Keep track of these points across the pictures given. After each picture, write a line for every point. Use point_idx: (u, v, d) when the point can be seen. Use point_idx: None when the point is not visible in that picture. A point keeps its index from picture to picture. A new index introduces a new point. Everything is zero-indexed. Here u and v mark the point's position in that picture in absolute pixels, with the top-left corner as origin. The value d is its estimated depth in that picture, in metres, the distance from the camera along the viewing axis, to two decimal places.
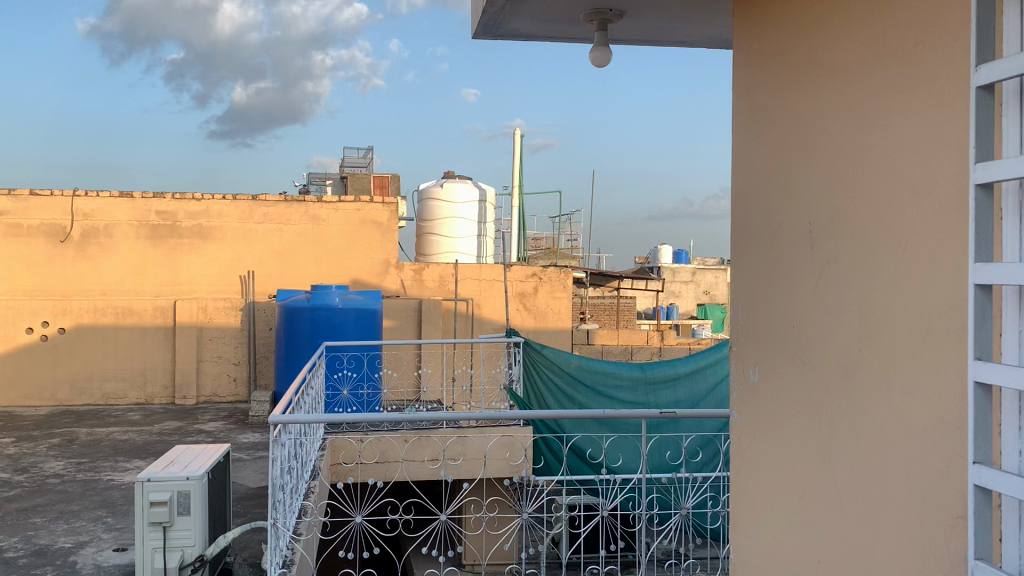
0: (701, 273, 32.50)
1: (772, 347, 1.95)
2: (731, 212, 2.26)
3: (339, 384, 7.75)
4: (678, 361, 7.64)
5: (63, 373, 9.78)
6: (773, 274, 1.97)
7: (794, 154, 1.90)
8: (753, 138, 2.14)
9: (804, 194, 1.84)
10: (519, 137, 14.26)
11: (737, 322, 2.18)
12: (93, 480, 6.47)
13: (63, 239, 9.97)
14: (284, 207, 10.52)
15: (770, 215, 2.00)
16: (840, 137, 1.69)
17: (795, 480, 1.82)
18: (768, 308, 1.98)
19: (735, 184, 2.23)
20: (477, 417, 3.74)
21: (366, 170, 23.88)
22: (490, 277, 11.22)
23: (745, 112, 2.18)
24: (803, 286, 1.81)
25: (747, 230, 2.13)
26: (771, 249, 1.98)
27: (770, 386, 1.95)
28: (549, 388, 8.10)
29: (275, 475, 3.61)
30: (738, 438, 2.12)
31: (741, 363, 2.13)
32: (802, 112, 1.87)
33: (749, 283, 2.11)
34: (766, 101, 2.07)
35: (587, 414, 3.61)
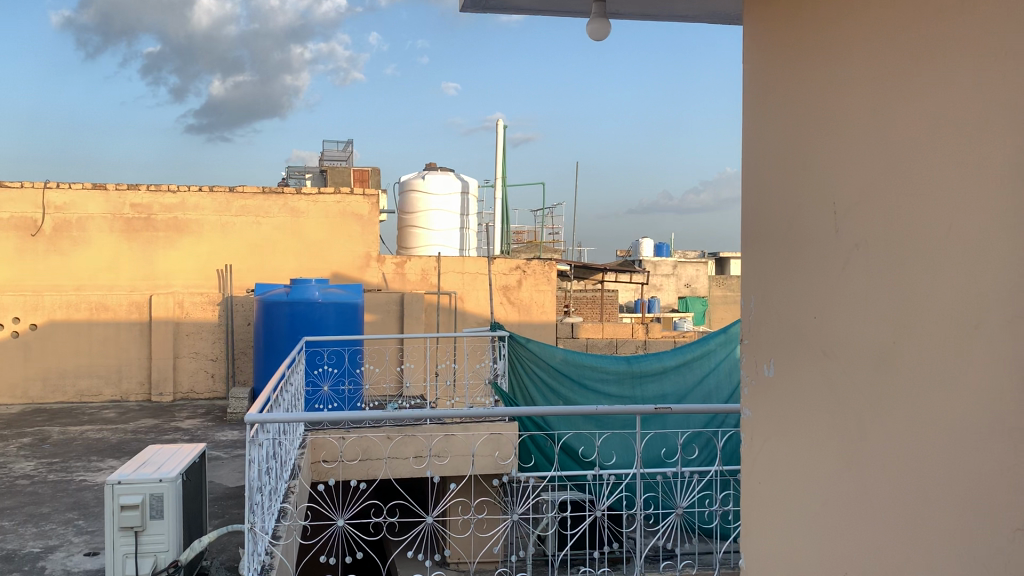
0: (682, 266, 32.49)
1: (789, 340, 1.82)
2: (742, 196, 2.12)
3: (319, 380, 7.56)
4: (663, 354, 7.61)
5: (35, 370, 9.53)
6: (790, 261, 1.83)
7: (813, 132, 1.77)
8: (766, 117, 2.01)
9: (826, 173, 1.71)
10: (501, 128, 14.07)
11: (748, 313, 2.05)
12: (65, 481, 6.27)
13: (34, 233, 9.68)
14: (262, 199, 10.30)
15: (786, 198, 1.87)
16: (869, 112, 1.56)
17: (815, 485, 1.69)
18: (785, 298, 1.85)
19: (747, 166, 2.10)
20: (464, 415, 3.59)
21: (344, 163, 23.61)
22: (473, 271, 11.06)
23: (758, 90, 2.05)
24: (825, 274, 1.68)
25: (760, 215, 2.01)
26: (788, 233, 1.86)
27: (785, 381, 1.82)
28: (534, 382, 7.87)
29: (252, 476, 3.43)
30: (751, 438, 1.99)
31: (753, 356, 2.01)
32: (823, 88, 1.74)
33: (762, 273, 1.98)
34: (780, 77, 1.94)
35: (581, 411, 3.47)
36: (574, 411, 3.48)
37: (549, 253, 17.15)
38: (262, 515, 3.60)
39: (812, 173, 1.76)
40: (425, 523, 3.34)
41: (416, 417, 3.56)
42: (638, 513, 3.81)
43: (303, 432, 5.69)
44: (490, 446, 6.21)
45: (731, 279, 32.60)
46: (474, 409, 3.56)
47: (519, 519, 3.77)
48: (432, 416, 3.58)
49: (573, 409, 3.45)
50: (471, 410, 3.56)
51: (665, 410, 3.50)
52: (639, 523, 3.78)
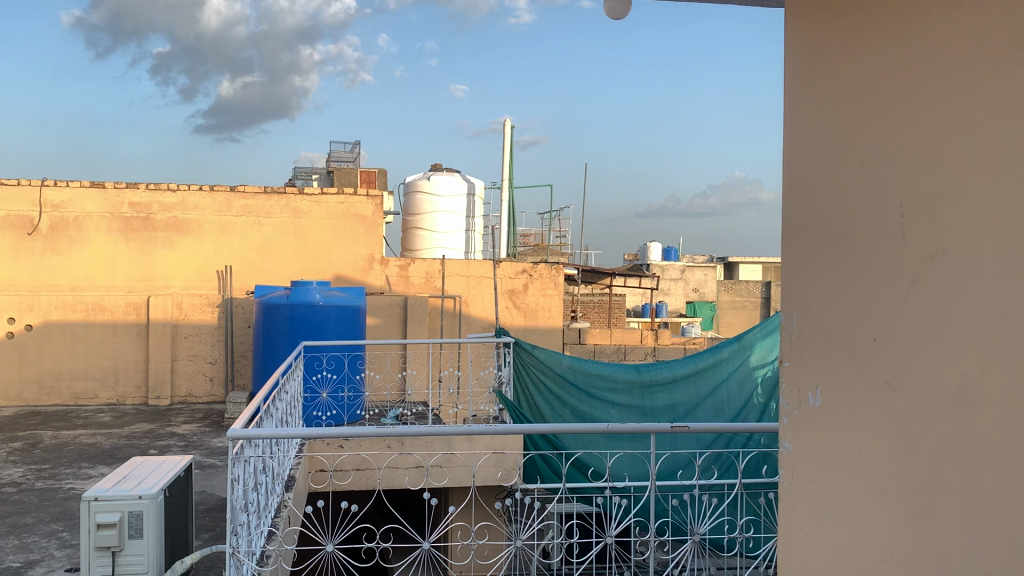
0: (690, 270, 32.17)
1: (841, 365, 1.60)
2: (783, 200, 1.90)
3: (318, 386, 7.33)
4: (674, 363, 7.36)
5: (30, 372, 9.33)
6: (842, 272, 1.61)
7: (874, 126, 1.54)
8: (813, 107, 1.78)
9: (889, 172, 1.48)
10: (508, 128, 13.81)
11: (790, 331, 1.83)
12: (52, 489, 6.04)
13: (31, 232, 9.48)
14: (264, 199, 10.08)
15: (838, 202, 1.65)
16: (949, 99, 1.33)
17: (872, 534, 1.47)
18: (836, 318, 1.63)
19: (788, 164, 1.87)
20: (464, 433, 3.34)
21: (352, 164, 23.46)
22: (479, 274, 10.82)
23: (802, 78, 1.82)
24: (890, 289, 1.45)
25: (806, 220, 1.78)
26: (842, 242, 1.63)
27: (837, 412, 1.60)
28: (538, 389, 7.73)
29: (236, 495, 3.19)
30: (793, 476, 1.76)
31: (797, 379, 1.78)
32: (887, 75, 1.51)
33: (807, 286, 1.76)
34: (830, 63, 1.72)
35: (591, 429, 3.24)
36: (584, 428, 3.26)
37: (556, 257, 16.88)
38: (247, 535, 3.37)
39: (872, 173, 1.54)
40: (422, 548, 3.07)
41: (411, 436, 3.30)
42: (650, 541, 3.51)
43: (299, 443, 5.46)
44: (493, 460, 6.01)
45: (740, 284, 32.29)
46: (476, 426, 3.31)
47: (522, 544, 3.53)
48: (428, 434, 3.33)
49: (583, 427, 3.22)
50: (472, 427, 3.31)
51: (681, 429, 3.28)
52: (650, 552, 3.48)
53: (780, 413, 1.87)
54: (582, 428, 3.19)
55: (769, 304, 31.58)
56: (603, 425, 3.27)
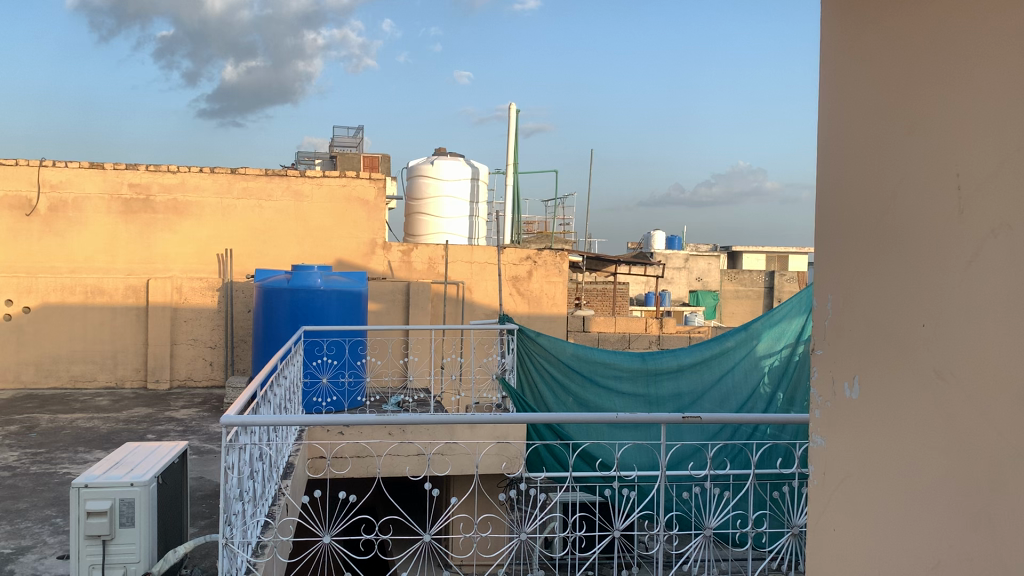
0: (694, 259, 32.06)
1: (881, 353, 1.49)
2: (815, 176, 1.79)
3: (318, 372, 7.22)
4: (681, 351, 7.24)
5: (28, 355, 9.24)
6: (885, 252, 1.50)
7: (924, 95, 1.43)
8: (851, 76, 1.66)
9: (942, 144, 1.37)
10: (513, 113, 13.64)
11: (822, 316, 1.71)
12: (47, 474, 5.94)
13: (29, 212, 9.36)
14: (265, 182, 9.95)
15: (881, 178, 1.54)
16: (1018, 63, 1.21)
17: (919, 539, 1.36)
18: (875, 302, 1.52)
19: (822, 135, 1.75)
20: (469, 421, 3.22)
21: (355, 150, 23.35)
22: (482, 260, 10.69)
23: (841, 44, 1.70)
24: (945, 273, 1.34)
25: (840, 198, 1.67)
26: (889, 220, 1.51)
27: (874, 403, 1.49)
28: (543, 378, 7.63)
29: (229, 485, 3.07)
30: (823, 472, 1.66)
31: (830, 367, 1.67)
32: (946, 39, 1.38)
33: (845, 266, 1.64)
34: (872, 28, 1.60)
35: (599, 419, 3.12)
36: (592, 417, 3.14)
37: (560, 243, 16.76)
38: (241, 526, 3.25)
39: (923, 145, 1.42)
40: (423, 541, 2.94)
41: (412, 424, 3.18)
42: (660, 537, 3.39)
43: (297, 430, 5.35)
44: (496, 449, 5.98)
45: (743, 273, 32.18)
46: (479, 414, 3.19)
47: (527, 538, 3.41)
48: (430, 422, 3.20)
49: (591, 416, 3.10)
50: (477, 415, 3.19)
51: (693, 420, 3.18)
52: (660, 548, 3.36)
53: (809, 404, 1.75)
54: (590, 418, 3.09)
55: (773, 293, 31.46)
56: (612, 415, 3.15)
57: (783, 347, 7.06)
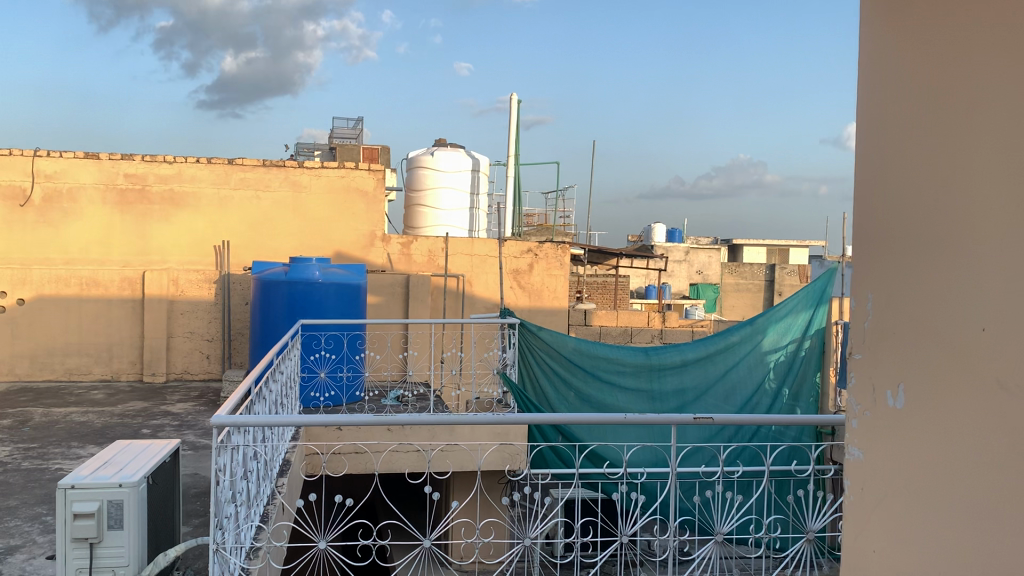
0: (694, 252, 31.93)
1: (931, 360, 1.45)
2: (853, 175, 1.74)
3: (316, 366, 7.09)
4: (685, 346, 7.14)
5: (22, 347, 9.11)
6: (933, 255, 1.47)
7: (976, 94, 1.38)
8: (893, 72, 1.62)
9: (998, 146, 1.33)
10: (514, 104, 13.47)
11: (861, 318, 1.68)
12: (39, 470, 5.82)
13: (23, 203, 9.22)
14: (262, 172, 9.81)
15: (928, 179, 1.50)
16: None
17: (973, 553, 1.34)
18: (923, 307, 1.48)
19: (862, 132, 1.70)
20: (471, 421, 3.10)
21: (355, 141, 23.17)
22: (483, 253, 10.55)
23: (882, 38, 1.65)
24: (1001, 282, 1.30)
25: (882, 198, 1.63)
26: (936, 224, 1.47)
27: (925, 412, 1.46)
28: (544, 374, 7.17)
29: (221, 488, 2.95)
30: (867, 480, 1.63)
31: (873, 371, 1.64)
32: (1000, 35, 1.33)
33: (887, 267, 1.61)
34: (917, 22, 1.55)
35: (607, 419, 3.01)
36: (599, 417, 3.03)
37: (561, 236, 16.60)
38: (234, 529, 3.13)
39: (975, 146, 1.38)
40: (423, 547, 2.83)
41: (412, 424, 3.06)
42: (670, 543, 3.27)
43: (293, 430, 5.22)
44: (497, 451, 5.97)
45: (743, 266, 32.04)
46: (482, 414, 3.07)
47: (532, 543, 3.30)
48: (430, 423, 3.08)
49: (599, 416, 2.99)
50: (479, 415, 3.07)
51: (705, 421, 3.07)
52: (670, 554, 3.24)
53: (848, 406, 1.73)
54: (598, 418, 2.98)
55: (774, 286, 31.29)
56: (621, 415, 3.05)
57: (788, 342, 7.35)
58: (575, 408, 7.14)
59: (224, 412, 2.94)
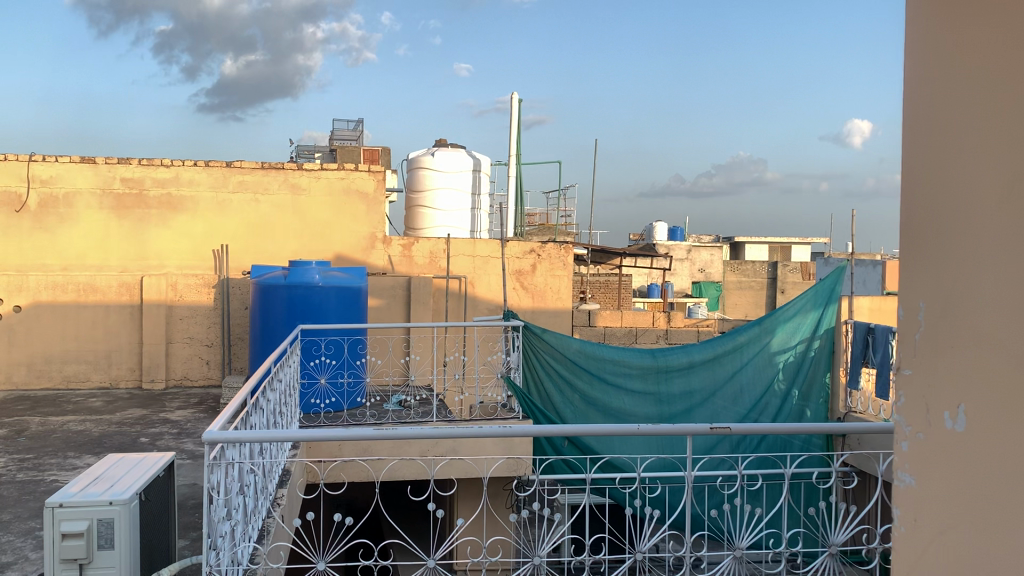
0: (696, 250, 31.72)
1: (1000, 378, 1.41)
2: (902, 179, 1.69)
3: (316, 372, 6.95)
4: (693, 347, 6.98)
5: (20, 355, 8.99)
6: (1003, 268, 1.42)
7: None
8: (952, 74, 1.55)
9: None
10: (515, 103, 13.31)
11: (913, 331, 1.64)
12: (34, 481, 5.70)
13: (19, 209, 9.10)
14: (261, 175, 9.68)
15: (996, 189, 1.45)
16: None
17: None
18: (992, 322, 1.44)
19: (910, 140, 1.66)
20: (478, 434, 2.97)
21: (355, 143, 23.03)
22: (485, 254, 10.41)
23: (940, 35, 1.58)
24: None
25: (939, 204, 1.58)
26: (1007, 236, 1.42)
27: (993, 434, 1.42)
28: (548, 378, 6.98)
29: (215, 508, 2.82)
30: (920, 498, 1.59)
31: (925, 386, 1.60)
32: None
33: (943, 276, 1.56)
34: (982, 22, 1.49)
35: (619, 430, 2.90)
36: (610, 428, 2.91)
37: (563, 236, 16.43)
38: (229, 549, 3.00)
39: None
40: (427, 568, 2.70)
41: (415, 437, 2.93)
42: (688, 559, 3.14)
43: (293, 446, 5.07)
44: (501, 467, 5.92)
45: (746, 264, 31.85)
46: (488, 427, 2.94)
47: (543, 561, 3.17)
48: (433, 435, 2.94)
49: (610, 427, 2.87)
50: (484, 427, 2.94)
51: (721, 431, 2.95)
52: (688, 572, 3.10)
53: (898, 422, 1.69)
54: (609, 429, 2.86)
55: (777, 283, 31.07)
56: (633, 426, 2.92)
57: (797, 343, 7.24)
58: (581, 411, 6.96)
59: (216, 427, 2.81)
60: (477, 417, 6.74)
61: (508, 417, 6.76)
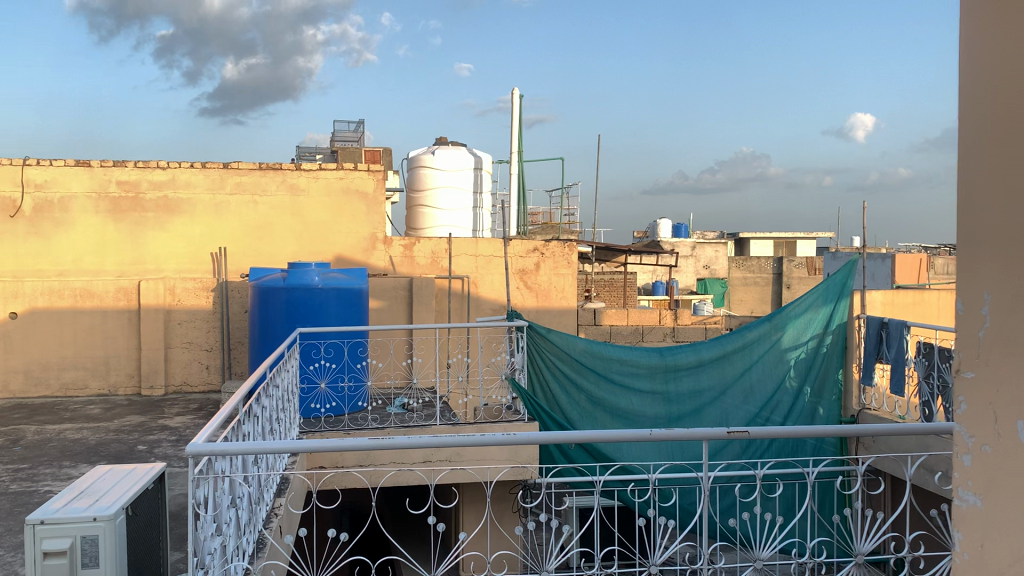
0: (701, 247, 31.56)
1: None
2: (964, 169, 1.61)
3: (316, 376, 6.80)
4: (701, 345, 6.82)
5: (16, 363, 8.85)
6: None
7: None
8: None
9: None
10: (517, 98, 13.13)
11: (977, 336, 1.57)
12: (28, 493, 5.55)
13: (14, 214, 8.96)
14: (259, 176, 9.52)
15: None
16: None
17: None
18: None
19: (971, 127, 1.58)
20: (480, 443, 2.79)
21: (356, 144, 22.89)
22: (488, 253, 10.24)
23: (1010, 12, 1.50)
24: None
25: (1010, 193, 1.50)
26: None
27: None
28: (554, 379, 6.82)
29: (201, 524, 2.66)
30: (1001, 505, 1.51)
31: (993, 389, 1.53)
32: None
33: (1014, 270, 1.48)
34: None
35: (631, 437, 2.73)
36: (623, 435, 2.75)
37: (567, 234, 16.25)
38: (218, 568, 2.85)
39: None
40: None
41: (414, 447, 2.76)
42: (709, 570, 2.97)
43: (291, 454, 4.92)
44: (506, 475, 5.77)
45: (751, 259, 31.67)
46: (491, 435, 2.77)
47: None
48: (435, 444, 2.77)
49: (623, 434, 2.70)
50: (487, 435, 2.78)
51: (738, 435, 2.78)
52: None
53: (960, 432, 1.62)
54: (621, 437, 2.69)
55: (782, 279, 30.89)
56: (646, 432, 2.76)
57: (808, 338, 7.06)
58: (588, 412, 6.80)
59: (202, 440, 2.65)
60: (481, 421, 6.57)
61: (514, 419, 6.60)
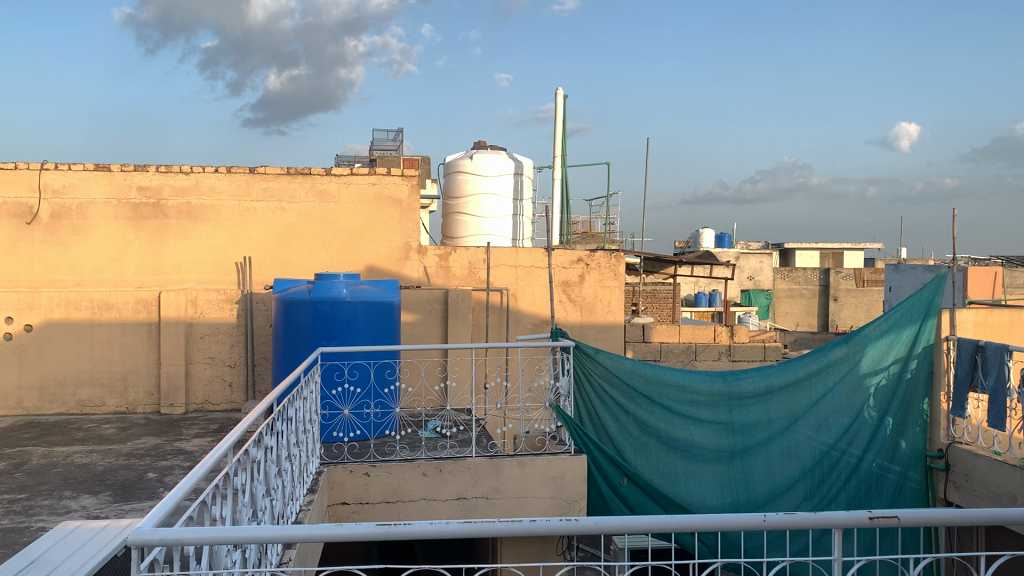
0: (745, 257, 30.53)
1: None
2: None
3: (339, 402, 6.21)
4: (770, 371, 6.10)
5: (31, 378, 8.38)
6: None
7: None
8: None
9: None
10: (562, 99, 12.42)
11: None
12: (17, 530, 4.98)
13: (31, 220, 8.51)
14: (287, 181, 8.97)
15: None
16: None
17: None
18: None
19: None
20: (529, 529, 2.14)
21: (395, 153, 22.36)
22: (528, 265, 9.53)
23: None
24: None
25: None
26: None
27: None
28: (602, 405, 6.11)
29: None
30: None
31: None
32: None
33: None
34: None
35: (742, 524, 2.17)
36: (729, 521, 2.17)
37: (610, 245, 15.49)
38: None
39: None
40: None
41: (439, 535, 2.11)
42: None
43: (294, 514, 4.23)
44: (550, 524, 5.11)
45: (797, 270, 30.56)
46: (544, 520, 2.15)
47: None
48: (469, 533, 2.12)
49: (730, 520, 2.14)
50: (539, 521, 2.15)
51: (884, 522, 2.16)
52: None
53: None
54: (722, 525, 2.13)
55: (829, 291, 29.89)
56: (759, 516, 2.20)
57: (891, 363, 6.29)
58: (640, 442, 6.11)
59: (143, 524, 2.18)
60: (521, 453, 5.90)
61: (559, 452, 5.93)
